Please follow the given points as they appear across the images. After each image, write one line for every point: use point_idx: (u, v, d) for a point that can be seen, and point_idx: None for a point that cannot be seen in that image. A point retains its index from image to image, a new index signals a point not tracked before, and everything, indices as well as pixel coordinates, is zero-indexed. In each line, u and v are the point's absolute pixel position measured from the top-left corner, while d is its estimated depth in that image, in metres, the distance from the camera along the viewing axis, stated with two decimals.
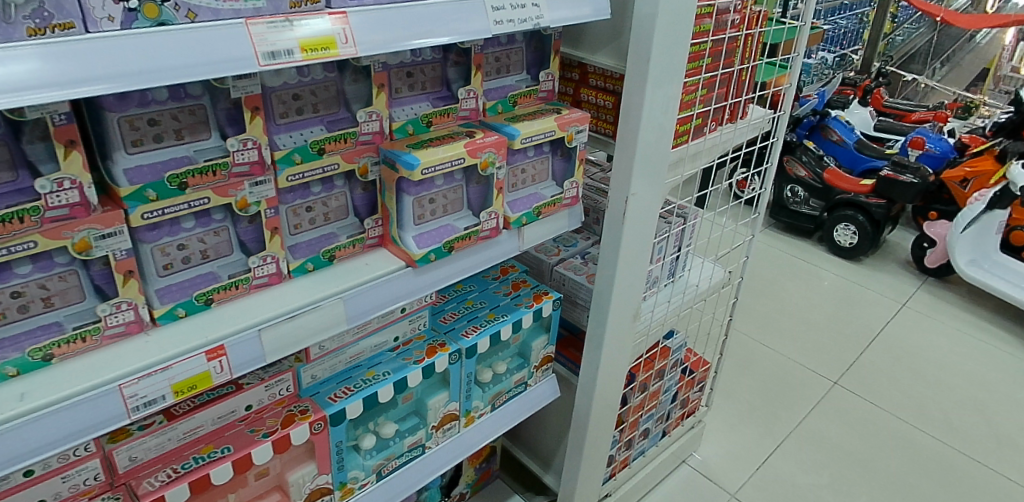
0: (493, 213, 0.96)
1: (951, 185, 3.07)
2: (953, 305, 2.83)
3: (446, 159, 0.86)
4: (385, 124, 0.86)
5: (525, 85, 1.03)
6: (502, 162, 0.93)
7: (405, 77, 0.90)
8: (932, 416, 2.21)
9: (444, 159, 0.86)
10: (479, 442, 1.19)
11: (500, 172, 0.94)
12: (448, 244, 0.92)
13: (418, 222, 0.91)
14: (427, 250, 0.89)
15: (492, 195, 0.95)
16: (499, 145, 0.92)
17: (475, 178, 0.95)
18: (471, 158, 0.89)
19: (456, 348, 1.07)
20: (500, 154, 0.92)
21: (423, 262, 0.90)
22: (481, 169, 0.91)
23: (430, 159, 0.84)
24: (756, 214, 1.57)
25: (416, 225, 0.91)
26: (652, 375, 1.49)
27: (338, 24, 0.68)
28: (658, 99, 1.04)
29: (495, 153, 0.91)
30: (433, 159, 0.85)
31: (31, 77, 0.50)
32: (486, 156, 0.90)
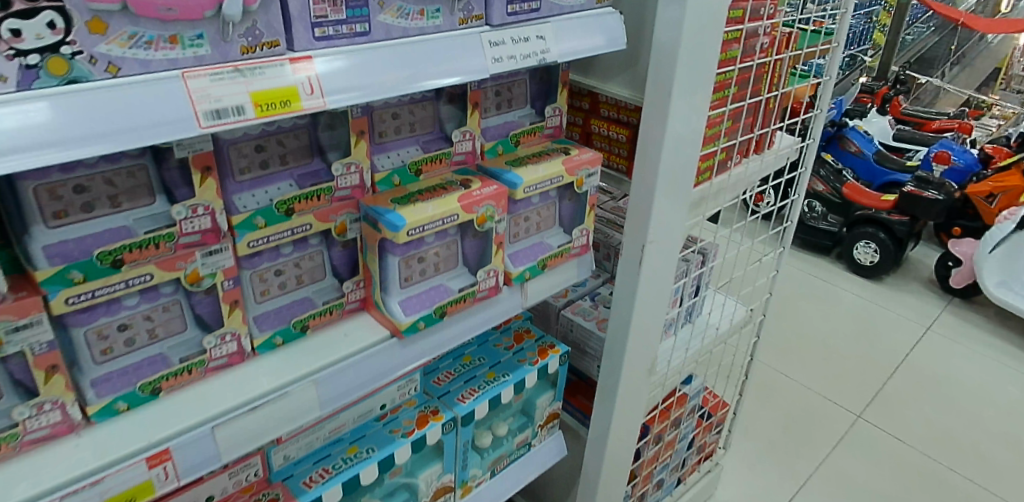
0: (492, 271, 0.84)
1: (977, 200, 2.93)
2: (980, 329, 2.69)
3: (438, 217, 0.74)
4: (366, 176, 0.74)
5: (529, 121, 0.92)
6: (502, 215, 0.81)
7: (390, 119, 0.78)
8: (962, 452, 2.07)
9: (434, 217, 0.74)
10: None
11: (499, 226, 0.82)
12: (440, 310, 0.80)
13: (405, 285, 0.79)
14: (415, 318, 0.77)
15: (490, 251, 0.83)
16: (499, 197, 0.80)
17: (472, 231, 0.83)
18: (466, 214, 0.77)
19: (451, 415, 0.95)
20: (500, 206, 0.80)
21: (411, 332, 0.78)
22: (477, 224, 0.79)
23: (418, 218, 0.72)
24: (780, 248, 1.44)
25: (402, 289, 0.79)
26: (668, 424, 1.38)
27: (301, 72, 0.56)
28: (682, 138, 0.92)
29: (495, 206, 0.80)
30: (422, 219, 0.73)
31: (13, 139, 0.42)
32: (484, 210, 0.79)
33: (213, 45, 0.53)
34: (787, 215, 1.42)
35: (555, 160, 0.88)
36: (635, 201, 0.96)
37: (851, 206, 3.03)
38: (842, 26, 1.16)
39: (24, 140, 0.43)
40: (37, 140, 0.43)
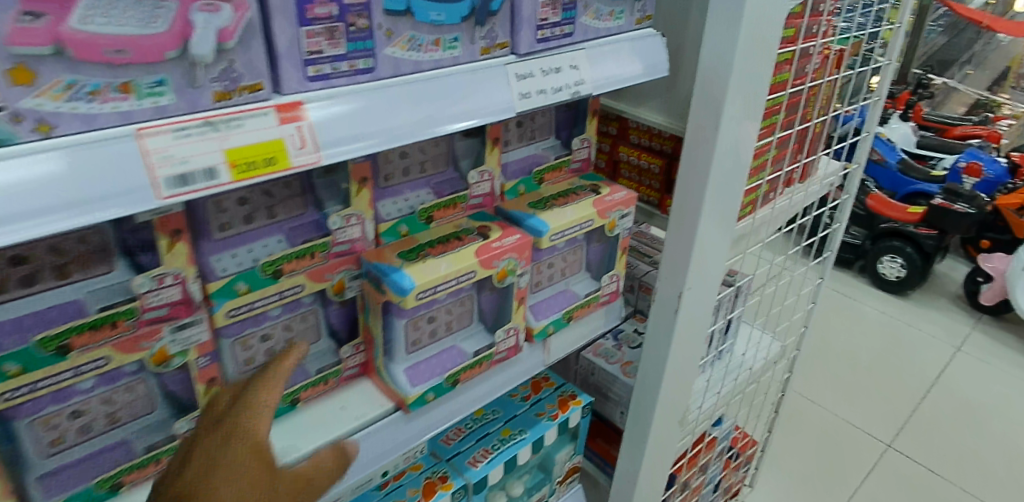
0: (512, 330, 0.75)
1: (1007, 212, 2.79)
2: (1013, 349, 2.57)
3: (452, 274, 0.63)
4: (368, 227, 0.65)
5: (555, 155, 0.81)
6: (524, 267, 0.71)
7: (397, 159, 0.67)
8: (1002, 485, 1.96)
9: (447, 277, 0.63)
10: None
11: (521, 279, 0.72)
12: (451, 378, 0.70)
13: (410, 350, 0.69)
14: (424, 388, 0.68)
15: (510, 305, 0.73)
16: (522, 246, 0.69)
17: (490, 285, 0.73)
18: (484, 270, 0.66)
19: (462, 483, 0.86)
20: (523, 257, 0.70)
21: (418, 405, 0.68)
22: (497, 279, 0.69)
23: (429, 278, 0.62)
24: (819, 278, 1.32)
25: (408, 354, 0.69)
26: (695, 471, 1.29)
27: (287, 122, 0.46)
28: (728, 175, 0.81)
29: (518, 257, 0.69)
30: (435, 277, 0.62)
31: (35, 199, 0.36)
32: (505, 263, 0.68)
33: (179, 93, 0.42)
34: (828, 244, 1.30)
35: (585, 200, 0.77)
36: (671, 244, 0.86)
37: (876, 219, 2.90)
38: (896, 44, 1.04)
39: (46, 200, 0.36)
40: (61, 199, 0.37)
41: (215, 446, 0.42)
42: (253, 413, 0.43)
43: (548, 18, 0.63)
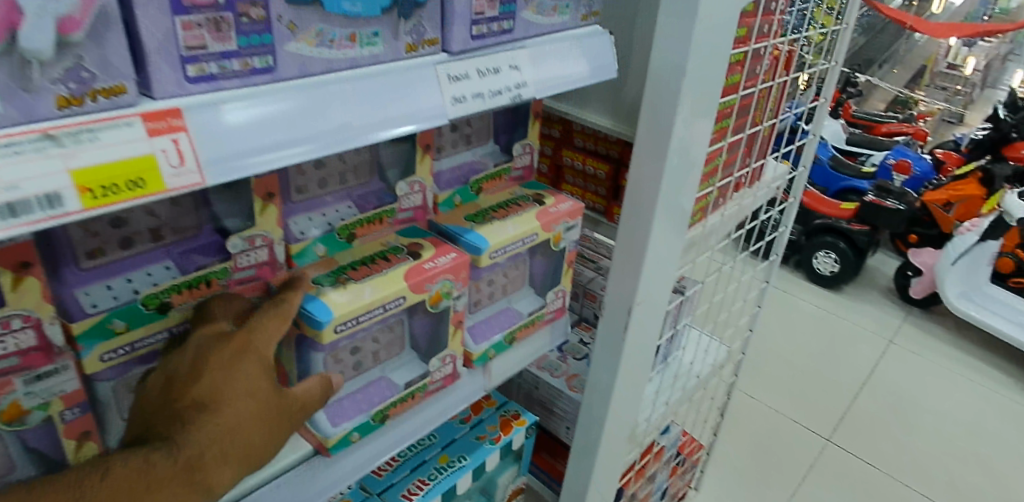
0: (449, 357, 0.68)
1: (934, 208, 2.89)
2: (940, 340, 2.66)
3: (377, 302, 0.55)
4: (279, 250, 0.56)
5: (494, 162, 0.74)
6: (461, 289, 0.63)
7: (313, 169, 0.58)
8: (936, 476, 2.03)
9: (370, 306, 0.55)
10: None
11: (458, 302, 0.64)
12: (379, 414, 0.63)
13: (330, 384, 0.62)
14: (348, 429, 0.60)
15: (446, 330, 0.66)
16: (458, 266, 0.62)
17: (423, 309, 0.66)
18: (416, 295, 0.58)
19: None
20: (459, 278, 0.62)
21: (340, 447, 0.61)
22: (430, 304, 0.61)
23: (350, 308, 0.54)
24: (763, 283, 1.30)
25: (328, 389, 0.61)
26: (642, 481, 1.24)
27: (158, 135, 0.37)
28: (682, 185, 0.76)
29: (453, 279, 0.62)
30: (358, 306, 0.54)
31: None
32: (439, 287, 0.61)
33: (7, 98, 0.32)
34: (774, 247, 1.27)
35: (528, 213, 0.71)
36: (620, 257, 0.80)
37: (811, 215, 2.95)
38: (842, 45, 1.01)
39: None
40: None
41: (230, 358, 0.47)
42: (251, 352, 0.48)
43: (485, 12, 0.55)
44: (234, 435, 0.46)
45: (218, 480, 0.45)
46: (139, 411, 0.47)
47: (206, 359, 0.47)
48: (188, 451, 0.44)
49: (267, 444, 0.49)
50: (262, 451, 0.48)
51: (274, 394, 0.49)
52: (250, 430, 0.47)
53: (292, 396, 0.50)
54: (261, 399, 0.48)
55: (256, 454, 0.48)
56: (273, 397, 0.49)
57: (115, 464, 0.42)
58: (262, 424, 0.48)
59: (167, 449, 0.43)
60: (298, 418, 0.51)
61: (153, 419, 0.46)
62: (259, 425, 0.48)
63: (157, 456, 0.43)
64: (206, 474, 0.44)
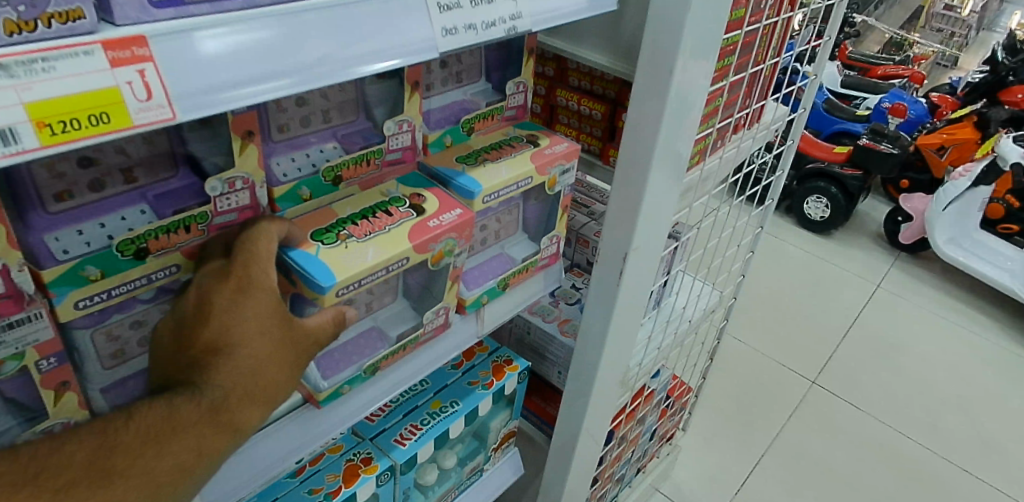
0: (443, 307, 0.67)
1: (927, 153, 2.86)
2: (927, 285, 2.69)
3: (381, 264, 0.54)
4: (260, 193, 0.52)
5: (486, 101, 0.71)
6: (462, 247, 0.62)
7: (294, 107, 0.55)
8: (917, 418, 2.08)
9: (370, 270, 0.53)
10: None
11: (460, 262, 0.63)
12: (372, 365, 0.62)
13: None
14: (341, 382, 0.60)
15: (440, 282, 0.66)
16: (462, 222, 0.60)
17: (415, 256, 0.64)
18: (421, 254, 0.57)
19: (388, 464, 0.78)
20: (463, 236, 0.61)
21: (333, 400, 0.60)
22: (431, 263, 0.60)
23: (355, 271, 0.52)
24: (757, 227, 1.29)
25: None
26: (633, 424, 1.26)
27: (124, 65, 0.34)
28: (682, 128, 0.73)
29: (456, 236, 0.60)
30: (361, 269, 0.53)
31: None
32: (442, 245, 0.59)
33: None
34: (769, 192, 1.25)
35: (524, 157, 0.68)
36: (615, 202, 0.78)
37: (804, 159, 2.93)
38: None
39: None
40: None
41: (233, 299, 0.45)
42: (255, 289, 0.46)
43: None
44: (253, 376, 0.46)
45: (243, 420, 0.45)
46: (156, 356, 0.47)
47: (210, 304, 0.45)
48: (211, 394, 0.44)
49: (284, 381, 0.48)
50: (280, 387, 0.48)
51: (286, 333, 0.48)
52: (266, 370, 0.47)
53: (305, 332, 0.50)
54: (272, 340, 0.47)
55: (275, 391, 0.48)
56: (284, 332, 0.48)
57: (132, 416, 0.42)
58: (277, 364, 0.47)
59: (190, 394, 0.43)
60: (312, 353, 0.51)
61: (171, 368, 0.46)
62: (275, 365, 0.47)
63: (181, 403, 0.43)
64: (231, 414, 0.44)
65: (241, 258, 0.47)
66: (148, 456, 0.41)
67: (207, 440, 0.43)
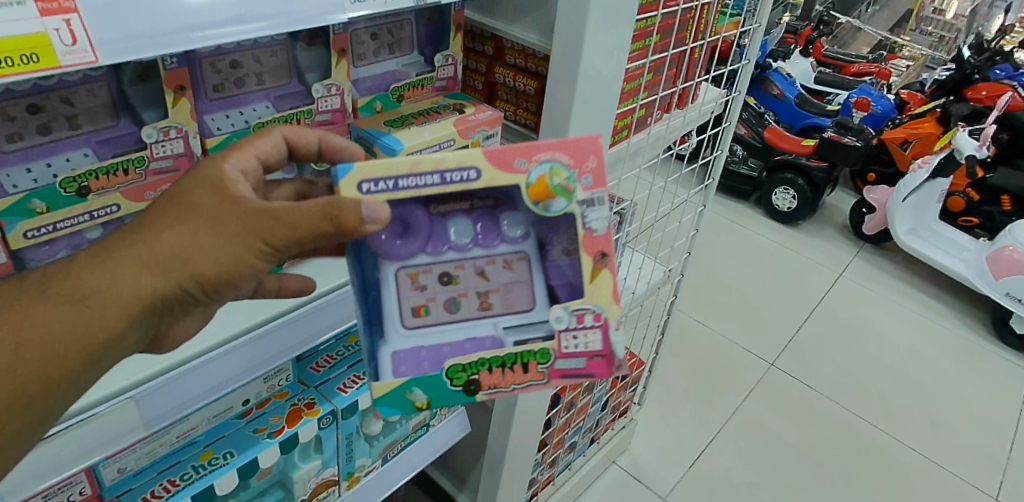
0: (577, 315, 0.62)
1: (891, 146, 2.95)
2: (888, 274, 2.78)
3: (432, 166, 0.54)
4: (193, 143, 0.59)
5: (416, 72, 0.77)
6: (580, 183, 0.57)
7: (229, 69, 0.62)
8: (869, 398, 2.17)
9: (410, 169, 0.54)
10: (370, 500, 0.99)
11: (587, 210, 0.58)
12: (459, 371, 0.61)
13: (410, 327, 0.61)
14: (407, 379, 0.61)
15: (582, 278, 0.61)
16: (584, 147, 0.57)
17: (562, 248, 0.61)
18: (501, 169, 0.56)
19: (329, 409, 0.85)
20: (589, 173, 0.57)
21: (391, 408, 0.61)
22: (534, 194, 0.57)
23: (379, 165, 0.53)
24: (701, 205, 1.36)
25: (407, 332, 0.61)
26: (580, 391, 1.33)
27: (51, 14, 0.41)
28: (596, 102, 0.81)
29: (572, 167, 0.57)
30: (390, 164, 0.53)
31: None
32: (543, 170, 0.57)
33: None
34: (710, 171, 1.32)
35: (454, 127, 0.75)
36: None
37: (772, 151, 3.00)
38: None
39: None
40: None
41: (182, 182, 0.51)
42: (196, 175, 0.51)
43: None
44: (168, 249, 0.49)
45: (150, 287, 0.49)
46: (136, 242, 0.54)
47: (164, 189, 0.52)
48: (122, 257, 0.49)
49: (194, 258, 0.50)
50: (194, 262, 0.50)
51: (205, 206, 0.51)
52: (164, 239, 0.49)
53: (243, 210, 0.51)
54: (186, 209, 0.50)
55: (184, 265, 0.50)
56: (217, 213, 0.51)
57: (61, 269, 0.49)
58: (181, 236, 0.49)
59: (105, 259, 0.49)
60: (250, 235, 0.50)
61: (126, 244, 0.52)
62: (186, 232, 0.50)
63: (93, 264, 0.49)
64: (135, 277, 0.49)
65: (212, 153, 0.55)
66: (55, 304, 0.48)
67: (89, 301, 0.48)
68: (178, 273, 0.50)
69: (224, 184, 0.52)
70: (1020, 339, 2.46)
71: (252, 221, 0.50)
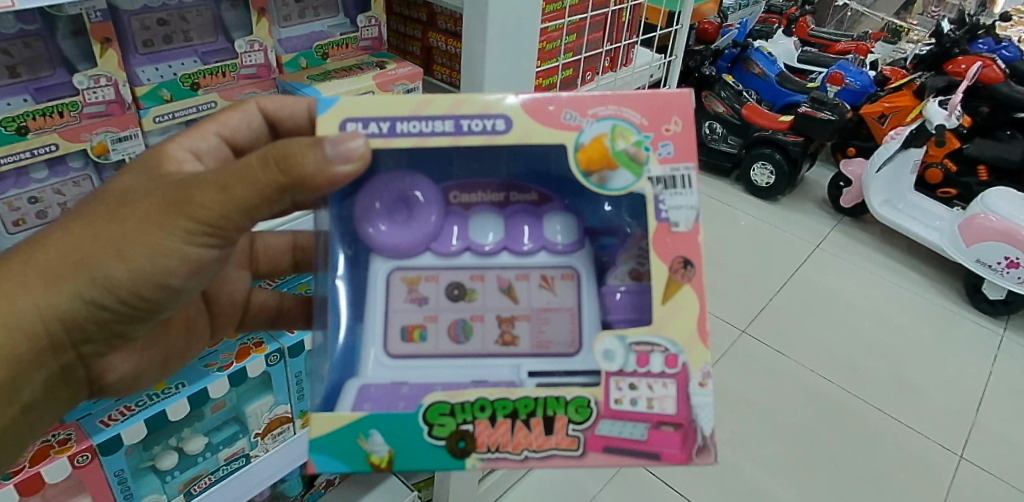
0: (638, 357, 0.61)
1: (870, 120, 2.90)
2: (862, 244, 2.83)
3: (446, 110, 0.59)
4: (123, 90, 0.74)
5: (340, 31, 0.94)
6: (651, 147, 0.61)
7: (157, 27, 0.79)
8: (837, 360, 2.22)
9: (423, 116, 0.59)
10: (238, 498, 1.00)
11: (663, 185, 0.61)
12: (442, 417, 0.60)
13: (394, 356, 0.64)
14: (362, 415, 0.60)
15: (652, 301, 0.62)
16: (663, 111, 0.62)
17: (631, 272, 0.66)
18: (556, 127, 0.60)
19: (276, 347, 0.92)
20: (669, 139, 0.61)
21: (338, 462, 0.59)
22: (602, 149, 0.61)
23: (364, 107, 0.59)
24: None
25: (391, 363, 0.64)
26: None
27: None
28: (505, 54, 0.87)
29: (648, 131, 0.61)
30: (381, 106, 0.59)
31: None
32: (613, 130, 0.61)
33: None
34: None
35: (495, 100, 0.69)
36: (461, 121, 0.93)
37: (750, 127, 3.01)
38: None
39: None
40: None
41: (132, 178, 0.60)
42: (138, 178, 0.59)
43: None
44: (100, 239, 0.57)
45: (85, 278, 0.58)
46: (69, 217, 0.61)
47: (110, 186, 0.59)
48: (68, 252, 0.57)
49: (115, 238, 0.57)
50: (121, 243, 0.57)
51: (126, 188, 0.59)
52: (87, 223, 0.57)
53: (165, 186, 0.58)
54: (110, 195, 0.59)
55: (109, 248, 0.57)
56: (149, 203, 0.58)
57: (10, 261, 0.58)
58: (101, 219, 0.57)
59: (47, 248, 0.58)
60: (166, 208, 0.56)
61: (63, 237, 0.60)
62: (116, 226, 0.57)
63: (40, 254, 0.58)
64: (77, 264, 0.58)
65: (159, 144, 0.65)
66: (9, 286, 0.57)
67: (29, 290, 0.58)
68: (106, 258, 0.57)
69: (158, 169, 0.61)
70: (992, 305, 2.49)
71: (172, 195, 0.56)
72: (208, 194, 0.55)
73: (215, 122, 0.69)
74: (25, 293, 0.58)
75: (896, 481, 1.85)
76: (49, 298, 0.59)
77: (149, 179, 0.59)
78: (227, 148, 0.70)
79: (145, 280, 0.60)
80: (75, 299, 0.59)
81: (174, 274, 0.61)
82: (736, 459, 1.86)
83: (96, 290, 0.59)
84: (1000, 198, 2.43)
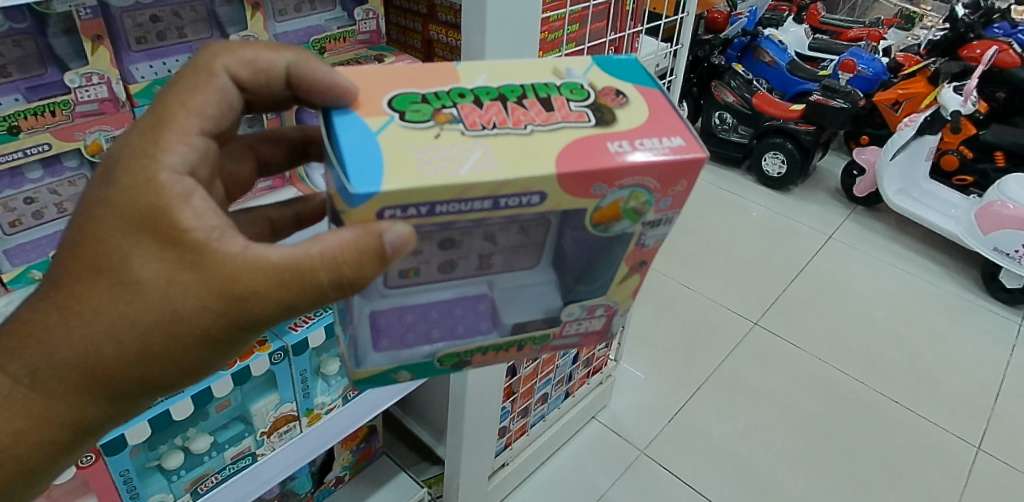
0: (589, 308, 0.66)
1: (883, 108, 2.85)
2: (876, 233, 2.79)
3: (487, 192, 0.47)
4: (116, 88, 0.75)
5: (337, 25, 0.94)
6: (655, 201, 0.55)
7: (149, 23, 0.79)
8: (852, 351, 2.19)
9: (449, 198, 0.47)
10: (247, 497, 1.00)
11: (649, 226, 0.57)
12: (451, 356, 0.64)
13: (391, 285, 0.60)
14: (395, 364, 0.63)
15: (610, 280, 0.63)
16: (678, 173, 0.53)
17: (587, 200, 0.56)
18: (583, 197, 0.51)
19: (279, 345, 0.92)
20: (670, 196, 0.55)
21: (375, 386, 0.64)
22: (618, 205, 0.53)
23: (409, 193, 0.46)
24: None
25: (388, 291, 0.60)
26: None
27: None
28: (505, 45, 0.85)
29: (657, 192, 0.54)
30: (415, 195, 0.46)
31: None
32: (627, 193, 0.53)
33: None
34: None
35: (514, 90, 0.56)
36: None
37: (760, 116, 2.96)
38: None
39: None
40: None
41: (162, 267, 0.47)
42: (173, 272, 0.47)
43: None
44: (149, 347, 0.50)
45: (131, 381, 0.52)
46: (79, 298, 0.49)
47: (139, 277, 0.47)
48: (113, 362, 0.50)
49: (169, 341, 0.50)
50: (177, 354, 0.51)
51: (164, 280, 0.47)
52: (131, 329, 0.49)
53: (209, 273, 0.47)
54: (146, 289, 0.47)
55: (162, 352, 0.50)
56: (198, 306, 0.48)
57: (51, 371, 0.50)
58: (152, 327, 0.49)
59: (88, 358, 0.49)
60: (227, 319, 0.49)
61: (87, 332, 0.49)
62: (168, 336, 0.49)
63: (81, 364, 0.50)
64: (125, 371, 0.51)
65: (138, 161, 0.49)
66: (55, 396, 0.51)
67: (73, 399, 0.51)
68: (158, 364, 0.51)
69: None
70: (1011, 294, 2.44)
71: (231, 304, 0.48)
72: (273, 308, 0.49)
73: (193, 115, 0.52)
74: (72, 400, 0.52)
75: (914, 474, 1.82)
76: (96, 401, 0.52)
77: (185, 265, 0.47)
78: (213, 144, 0.54)
79: (196, 374, 0.55)
80: (120, 399, 0.53)
81: (226, 359, 0.56)
82: (750, 452, 1.84)
83: (143, 389, 0.53)
84: (1018, 184, 2.38)
